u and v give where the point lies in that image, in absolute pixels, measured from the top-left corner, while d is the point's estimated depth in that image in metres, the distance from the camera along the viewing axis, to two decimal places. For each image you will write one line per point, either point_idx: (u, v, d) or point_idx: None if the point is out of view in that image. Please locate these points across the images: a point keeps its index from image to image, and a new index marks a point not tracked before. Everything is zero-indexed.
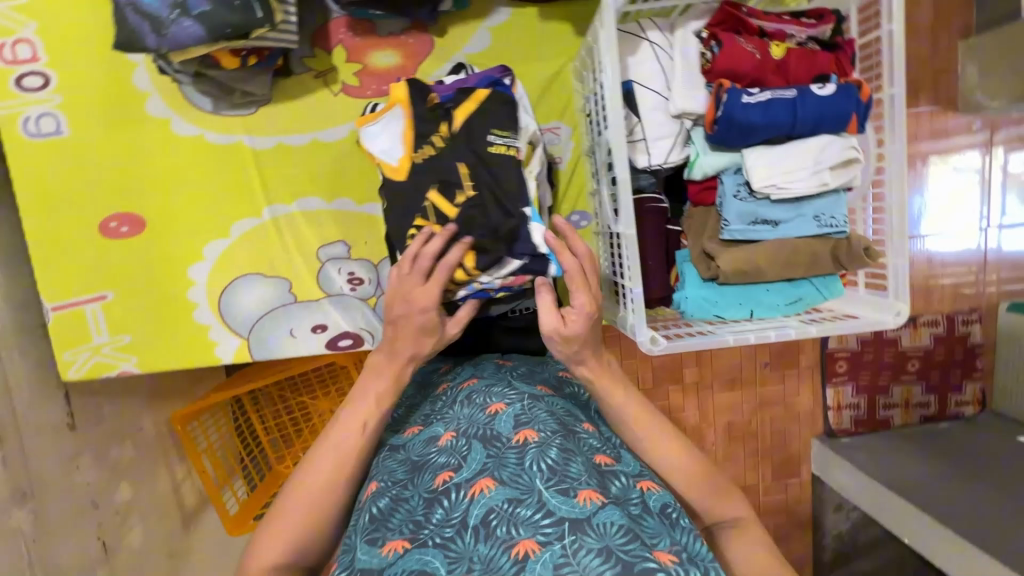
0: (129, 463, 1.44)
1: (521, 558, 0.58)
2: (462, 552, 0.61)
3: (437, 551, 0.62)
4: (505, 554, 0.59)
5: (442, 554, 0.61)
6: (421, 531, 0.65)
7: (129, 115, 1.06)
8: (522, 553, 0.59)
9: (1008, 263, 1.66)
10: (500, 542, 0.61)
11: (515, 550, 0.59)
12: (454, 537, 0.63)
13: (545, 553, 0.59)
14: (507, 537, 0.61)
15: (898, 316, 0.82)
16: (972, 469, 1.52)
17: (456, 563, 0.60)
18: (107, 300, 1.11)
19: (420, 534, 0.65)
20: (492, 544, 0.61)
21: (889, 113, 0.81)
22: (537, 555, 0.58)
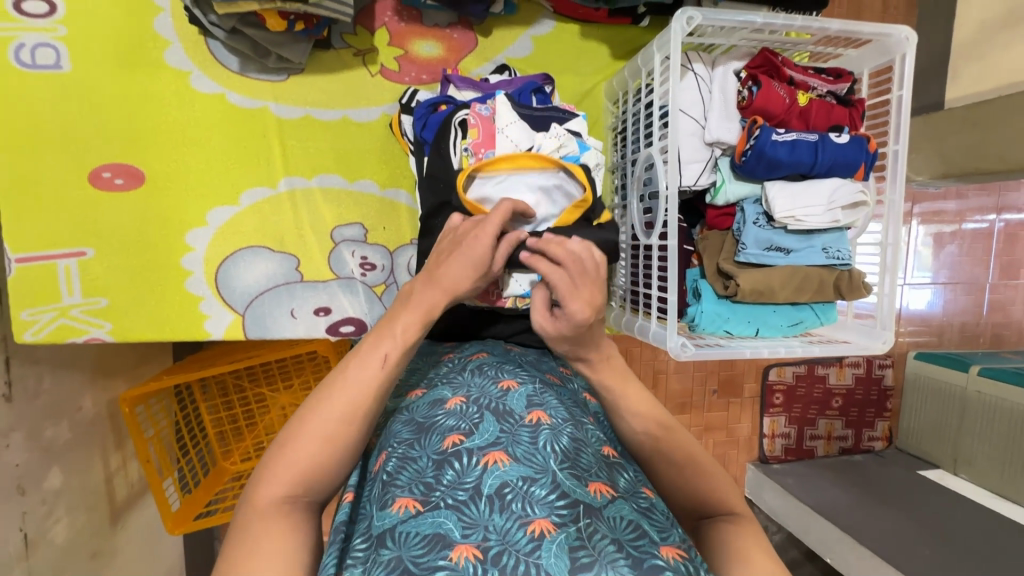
0: (64, 446, 1.28)
1: (537, 537, 0.54)
2: (476, 519, 0.56)
3: (451, 514, 0.57)
4: (520, 530, 0.55)
5: (455, 517, 0.56)
6: (432, 493, 0.59)
7: (145, 61, 0.99)
8: (537, 532, 0.54)
9: (916, 318, 1.87)
10: (515, 517, 0.56)
11: (530, 528, 0.55)
12: (468, 502, 0.58)
13: (560, 534, 0.54)
14: (522, 513, 0.56)
15: (885, 343, 0.92)
16: (881, 495, 1.68)
17: (472, 529, 0.55)
18: (87, 256, 1.01)
19: (432, 496, 0.59)
20: (507, 517, 0.56)
21: (891, 165, 0.93)
22: (553, 535, 0.54)
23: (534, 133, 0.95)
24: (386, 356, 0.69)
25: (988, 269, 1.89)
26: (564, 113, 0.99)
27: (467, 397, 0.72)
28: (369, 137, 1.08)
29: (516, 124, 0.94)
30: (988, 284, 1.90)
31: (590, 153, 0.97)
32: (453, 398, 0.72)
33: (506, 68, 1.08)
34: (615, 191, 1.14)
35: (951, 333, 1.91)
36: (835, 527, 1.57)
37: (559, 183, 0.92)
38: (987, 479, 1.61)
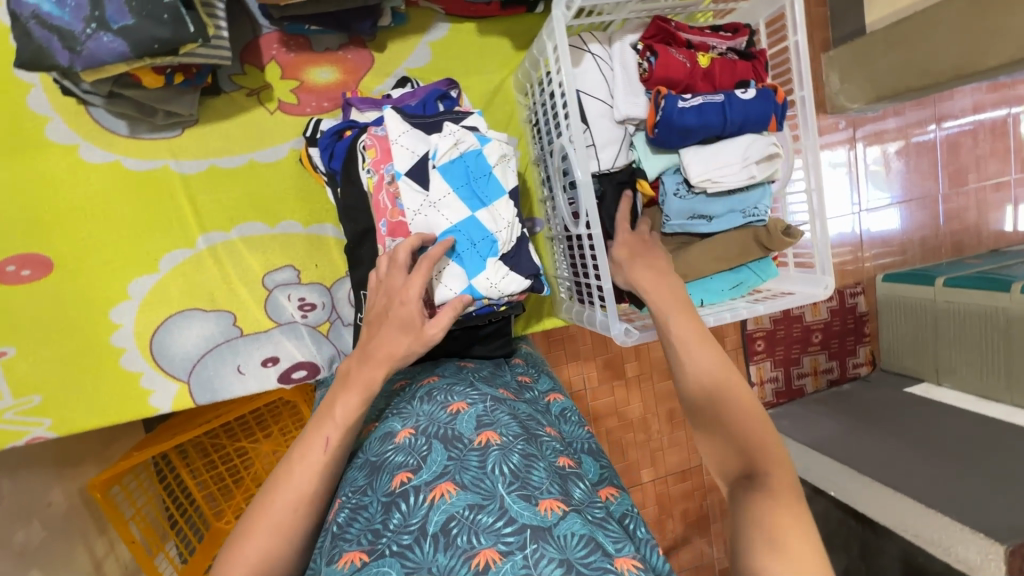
0: (41, 546, 1.20)
1: (481, 570, 0.53)
2: (420, 562, 0.56)
3: (394, 562, 0.56)
4: (464, 565, 0.54)
5: (399, 563, 0.56)
6: (379, 541, 0.59)
7: (27, 143, 0.94)
8: (482, 563, 0.54)
9: (878, 241, 1.87)
10: (460, 552, 0.56)
11: (475, 561, 0.54)
12: (412, 545, 0.58)
13: (507, 563, 0.54)
14: (467, 546, 0.56)
15: (826, 288, 0.92)
16: (871, 420, 1.70)
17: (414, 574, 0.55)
18: (9, 355, 0.96)
19: (379, 544, 0.59)
20: (451, 554, 0.55)
21: (801, 112, 0.93)
22: (498, 565, 0.53)
23: (429, 136, 0.88)
24: (329, 440, 0.68)
25: (938, 180, 1.90)
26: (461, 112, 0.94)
27: (416, 428, 0.71)
28: (281, 175, 1.05)
29: (409, 132, 0.87)
30: (939, 194, 1.92)
31: (492, 145, 0.90)
32: (403, 430, 0.71)
33: (407, 80, 1.05)
34: (542, 184, 1.13)
35: (914, 249, 1.92)
36: (834, 461, 1.57)
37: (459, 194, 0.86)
38: (968, 384, 1.62)
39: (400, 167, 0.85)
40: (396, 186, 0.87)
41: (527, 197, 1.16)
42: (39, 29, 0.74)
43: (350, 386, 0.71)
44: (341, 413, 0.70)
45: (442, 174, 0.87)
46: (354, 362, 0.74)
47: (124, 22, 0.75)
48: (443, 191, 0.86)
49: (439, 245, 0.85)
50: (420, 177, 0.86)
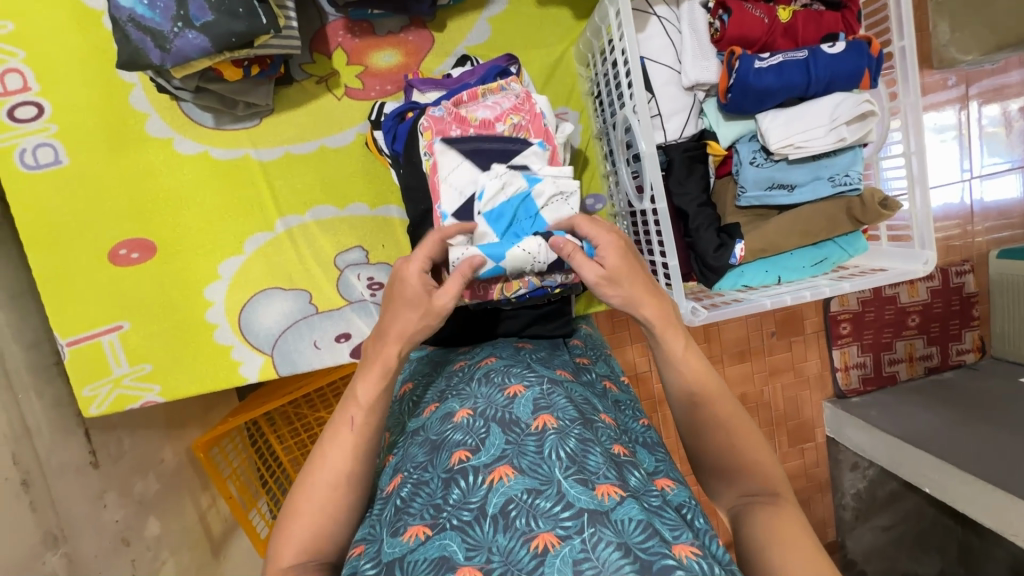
0: (156, 496, 1.35)
1: (540, 553, 0.54)
2: (480, 540, 0.57)
3: (455, 536, 0.58)
4: (523, 547, 0.55)
5: (460, 538, 0.58)
6: (441, 515, 0.61)
7: (132, 138, 1.04)
8: (541, 547, 0.55)
9: (994, 212, 1.64)
10: (519, 534, 0.56)
11: (533, 544, 0.55)
12: (473, 523, 0.59)
13: (565, 547, 0.54)
14: (526, 529, 0.56)
15: (926, 263, 0.83)
16: (978, 412, 1.51)
17: (475, 551, 0.56)
18: (124, 329, 1.08)
19: (440, 518, 0.61)
20: (510, 536, 0.56)
21: (900, 65, 0.83)
22: (557, 549, 0.54)
23: (479, 174, 0.89)
24: (354, 420, 0.70)
25: None
26: (522, 143, 0.91)
27: (474, 409, 0.72)
28: (349, 159, 1.09)
29: (460, 167, 0.89)
30: None
31: (542, 185, 0.87)
32: (461, 411, 0.73)
33: (467, 59, 1.05)
34: (606, 158, 1.09)
35: None
36: (930, 455, 1.41)
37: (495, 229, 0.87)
38: None
39: (449, 208, 0.89)
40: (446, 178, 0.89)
41: (589, 171, 1.13)
42: (134, 31, 0.81)
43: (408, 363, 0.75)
44: (364, 395, 0.71)
45: (486, 219, 0.87)
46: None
47: (205, 19, 0.80)
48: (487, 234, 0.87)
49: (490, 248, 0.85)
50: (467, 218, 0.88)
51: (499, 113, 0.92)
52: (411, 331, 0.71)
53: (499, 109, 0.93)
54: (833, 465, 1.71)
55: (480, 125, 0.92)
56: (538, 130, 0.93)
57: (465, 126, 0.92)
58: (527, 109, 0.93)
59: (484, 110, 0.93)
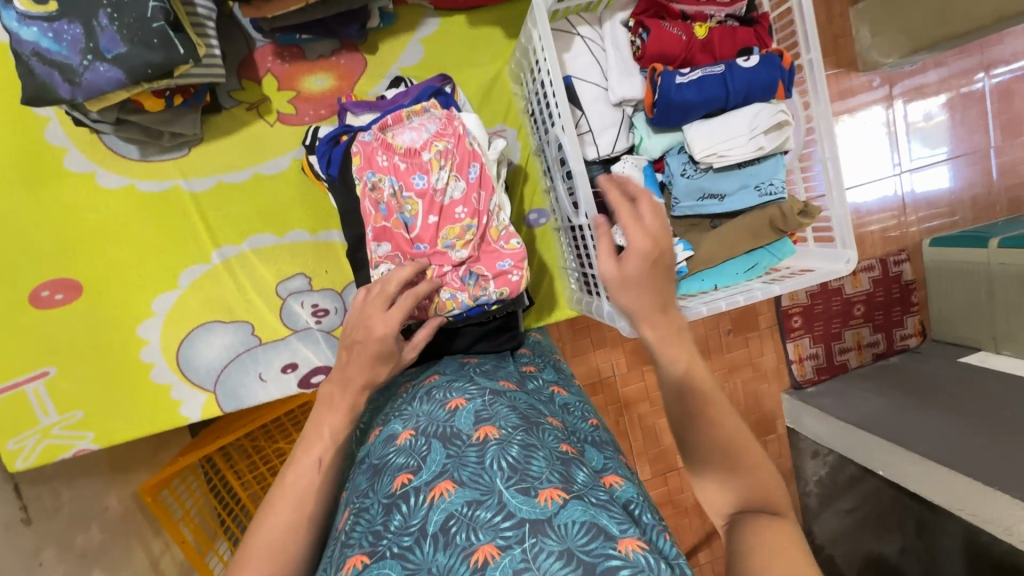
0: (101, 548, 1.27)
1: (480, 566, 0.54)
2: (420, 562, 0.57)
3: (394, 564, 0.57)
4: (462, 563, 0.55)
5: (400, 565, 0.57)
6: (380, 542, 0.60)
7: (50, 174, 0.99)
8: (481, 560, 0.54)
9: (924, 203, 1.74)
10: (460, 550, 0.56)
11: (473, 558, 0.55)
12: (412, 546, 0.58)
13: (506, 557, 0.54)
14: (466, 544, 0.56)
15: (848, 262, 0.86)
16: (921, 394, 1.58)
17: (415, 573, 0.56)
18: (51, 375, 1.02)
19: (379, 545, 0.60)
20: (450, 553, 0.56)
21: (810, 75, 0.87)
22: (497, 560, 0.54)
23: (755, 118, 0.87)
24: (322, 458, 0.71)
25: (988, 132, 1.75)
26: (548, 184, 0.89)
27: (416, 428, 0.72)
28: (286, 186, 1.07)
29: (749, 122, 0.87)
30: (991, 147, 1.76)
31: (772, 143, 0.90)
32: (403, 432, 0.72)
33: (400, 80, 1.05)
34: (546, 174, 1.11)
35: (965, 209, 1.78)
36: (878, 439, 1.48)
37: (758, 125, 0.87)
38: None
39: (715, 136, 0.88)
40: (377, 190, 0.89)
41: (530, 187, 1.14)
42: (38, 65, 0.77)
43: (348, 394, 0.74)
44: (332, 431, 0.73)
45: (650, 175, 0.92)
46: (354, 359, 0.75)
47: (117, 50, 0.78)
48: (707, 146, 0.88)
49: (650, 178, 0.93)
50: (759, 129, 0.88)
51: (424, 140, 0.91)
52: None
53: (423, 134, 0.92)
54: (795, 454, 1.78)
55: (407, 153, 0.90)
56: (464, 155, 0.92)
57: (393, 154, 0.90)
58: (451, 133, 0.92)
59: (410, 134, 0.92)
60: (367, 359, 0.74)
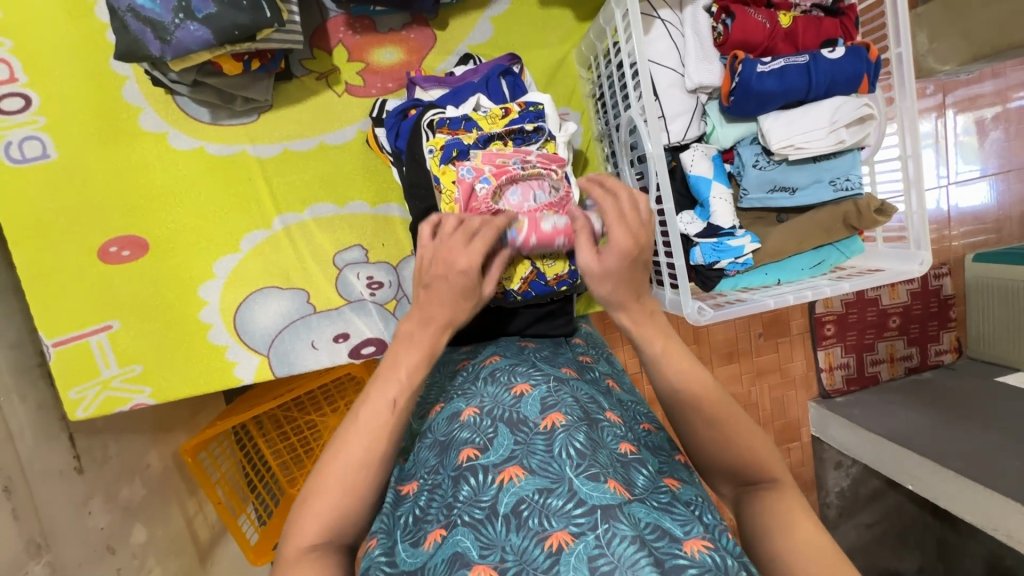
0: (142, 503, 1.31)
1: (554, 552, 0.54)
2: (494, 538, 0.57)
3: (468, 532, 0.58)
4: (538, 547, 0.55)
5: (474, 536, 0.58)
6: (453, 513, 0.61)
7: (124, 132, 1.01)
8: (555, 545, 0.54)
9: (969, 218, 1.70)
10: (533, 534, 0.56)
11: (548, 543, 0.55)
12: (485, 521, 0.58)
13: (579, 544, 0.54)
14: (539, 528, 0.56)
15: (922, 264, 0.84)
16: (958, 410, 1.55)
17: (489, 550, 0.56)
18: (114, 329, 1.05)
19: (453, 516, 0.61)
20: (524, 535, 0.56)
21: (897, 71, 0.85)
22: (571, 547, 0.54)
23: (834, 111, 0.85)
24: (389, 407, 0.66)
25: None
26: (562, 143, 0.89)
27: (481, 408, 0.71)
28: (349, 157, 1.08)
29: (830, 113, 0.85)
30: None
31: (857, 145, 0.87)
32: (468, 409, 0.72)
33: (470, 57, 1.04)
34: (607, 159, 1.10)
35: (1010, 226, 1.74)
36: (910, 453, 1.45)
37: (840, 117, 0.85)
38: None
39: (795, 122, 0.86)
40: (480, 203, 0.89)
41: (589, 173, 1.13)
42: (133, 21, 0.78)
43: None
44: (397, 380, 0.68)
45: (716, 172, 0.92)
46: None
47: (208, 11, 0.78)
48: (786, 130, 0.86)
49: (717, 177, 0.92)
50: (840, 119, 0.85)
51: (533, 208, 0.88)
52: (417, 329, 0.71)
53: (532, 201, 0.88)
54: (817, 464, 1.75)
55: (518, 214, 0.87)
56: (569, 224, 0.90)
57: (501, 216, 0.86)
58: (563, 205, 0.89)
59: (517, 195, 0.88)
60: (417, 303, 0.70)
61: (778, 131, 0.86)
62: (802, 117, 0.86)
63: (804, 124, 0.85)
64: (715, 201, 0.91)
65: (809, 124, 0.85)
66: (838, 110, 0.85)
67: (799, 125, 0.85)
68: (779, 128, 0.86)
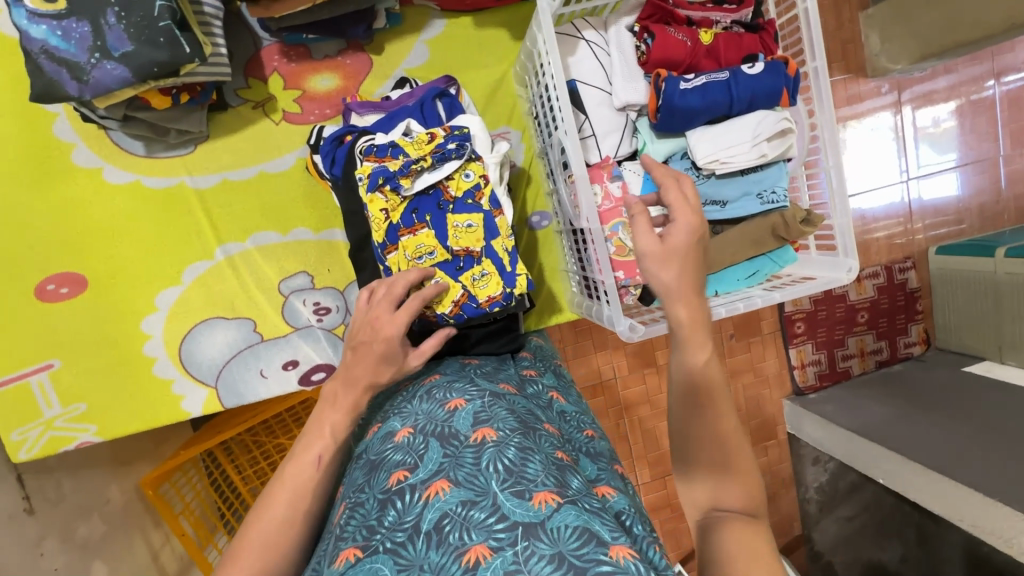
0: (102, 540, 1.28)
1: (472, 566, 0.54)
2: (412, 559, 0.57)
3: (387, 558, 0.58)
4: (456, 562, 0.55)
5: (392, 560, 0.58)
6: (374, 536, 0.61)
7: (57, 170, 1.00)
8: (473, 560, 0.55)
9: (930, 211, 1.73)
10: (452, 549, 0.56)
11: (465, 557, 0.55)
12: (405, 543, 0.59)
13: (497, 559, 0.54)
14: (459, 543, 0.57)
15: (850, 271, 0.86)
16: (923, 403, 1.57)
17: (407, 570, 0.57)
18: (55, 368, 1.04)
19: (373, 539, 0.60)
20: (443, 552, 0.56)
21: (815, 84, 0.87)
22: (488, 561, 0.54)
23: (756, 124, 0.87)
24: (321, 456, 0.72)
25: (998, 140, 1.73)
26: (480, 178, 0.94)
27: (415, 426, 0.72)
28: (289, 184, 1.07)
29: (753, 126, 0.87)
30: (1000, 155, 1.75)
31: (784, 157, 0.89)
32: (402, 429, 0.73)
33: (405, 81, 1.05)
34: (548, 176, 1.11)
35: (972, 217, 1.77)
36: (879, 446, 1.47)
37: (764, 129, 0.86)
38: None
39: (722, 136, 0.87)
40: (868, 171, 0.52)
41: (534, 190, 1.14)
42: (48, 63, 0.78)
43: (347, 393, 0.75)
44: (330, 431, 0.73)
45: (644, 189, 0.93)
46: (360, 360, 0.75)
47: (125, 49, 0.78)
48: (713, 141, 0.87)
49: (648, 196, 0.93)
50: (764, 130, 0.86)
51: None
52: (382, 368, 0.76)
53: None
54: (795, 461, 1.77)
55: None
56: None
57: None
58: None
59: None
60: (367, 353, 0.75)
61: (704, 146, 0.87)
62: (727, 130, 0.87)
63: (728, 137, 0.87)
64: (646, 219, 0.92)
65: (734, 139, 0.87)
66: (760, 123, 0.87)
67: (724, 139, 0.87)
68: (705, 141, 0.87)
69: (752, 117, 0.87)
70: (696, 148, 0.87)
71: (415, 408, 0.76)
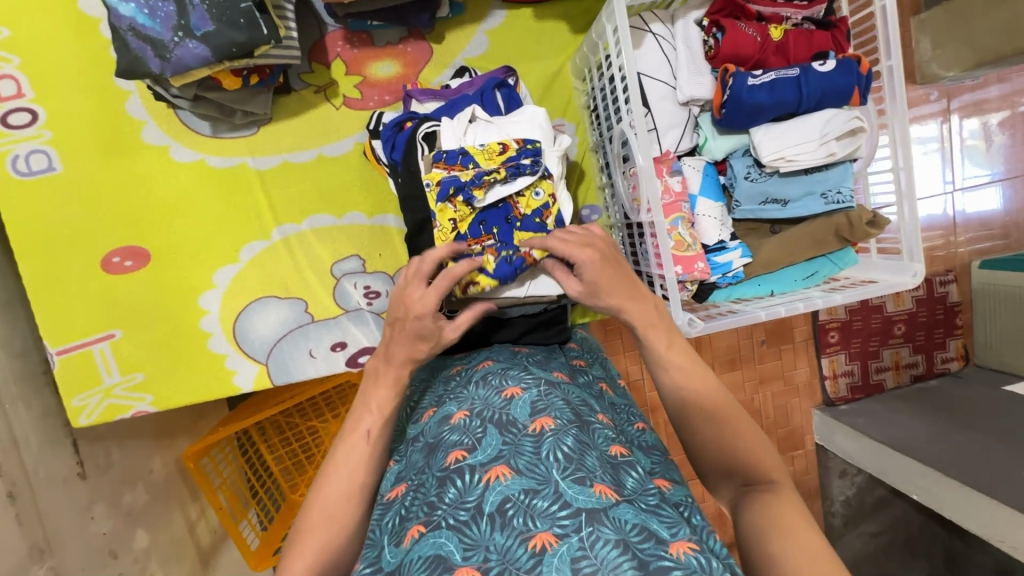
0: (145, 508, 1.32)
1: (538, 552, 0.54)
2: (477, 539, 0.57)
3: (451, 534, 0.58)
4: (521, 546, 0.55)
5: (457, 538, 0.58)
6: (435, 513, 0.62)
7: (127, 146, 1.03)
8: (539, 546, 0.55)
9: (974, 224, 1.68)
10: (516, 533, 0.56)
11: (531, 543, 0.55)
12: (468, 522, 0.59)
13: (562, 545, 0.54)
14: (523, 528, 0.56)
15: (915, 276, 0.84)
16: (962, 420, 1.53)
17: (472, 550, 0.56)
18: (116, 338, 1.07)
19: (434, 516, 0.61)
20: (508, 534, 0.56)
21: (888, 84, 0.85)
22: (555, 548, 0.54)
23: (823, 123, 0.86)
24: (370, 431, 0.73)
25: None
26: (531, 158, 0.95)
27: (471, 410, 0.72)
28: (346, 168, 1.09)
29: (819, 126, 0.86)
30: None
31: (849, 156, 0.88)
32: (458, 413, 0.73)
33: (465, 70, 1.06)
34: (602, 170, 1.11)
35: (1018, 232, 1.71)
36: (913, 462, 1.43)
37: (832, 129, 0.85)
38: None
39: (788, 136, 0.86)
40: None
41: (586, 184, 1.15)
42: (134, 40, 0.81)
43: (405, 373, 0.76)
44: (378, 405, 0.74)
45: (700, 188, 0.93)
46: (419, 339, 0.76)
47: (207, 29, 0.81)
48: (778, 141, 0.86)
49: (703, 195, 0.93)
50: (832, 130, 0.85)
51: None
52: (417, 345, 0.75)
53: None
54: (822, 471, 1.72)
55: None
56: None
57: None
58: None
59: None
60: (413, 335, 0.75)
61: (771, 143, 0.87)
62: (791, 129, 0.86)
63: (794, 137, 0.86)
64: (702, 216, 0.92)
65: (800, 137, 0.86)
66: (827, 122, 0.86)
67: (790, 138, 0.86)
68: (770, 140, 0.87)
69: (819, 115, 0.86)
70: (762, 149, 0.86)
71: (472, 393, 0.76)
